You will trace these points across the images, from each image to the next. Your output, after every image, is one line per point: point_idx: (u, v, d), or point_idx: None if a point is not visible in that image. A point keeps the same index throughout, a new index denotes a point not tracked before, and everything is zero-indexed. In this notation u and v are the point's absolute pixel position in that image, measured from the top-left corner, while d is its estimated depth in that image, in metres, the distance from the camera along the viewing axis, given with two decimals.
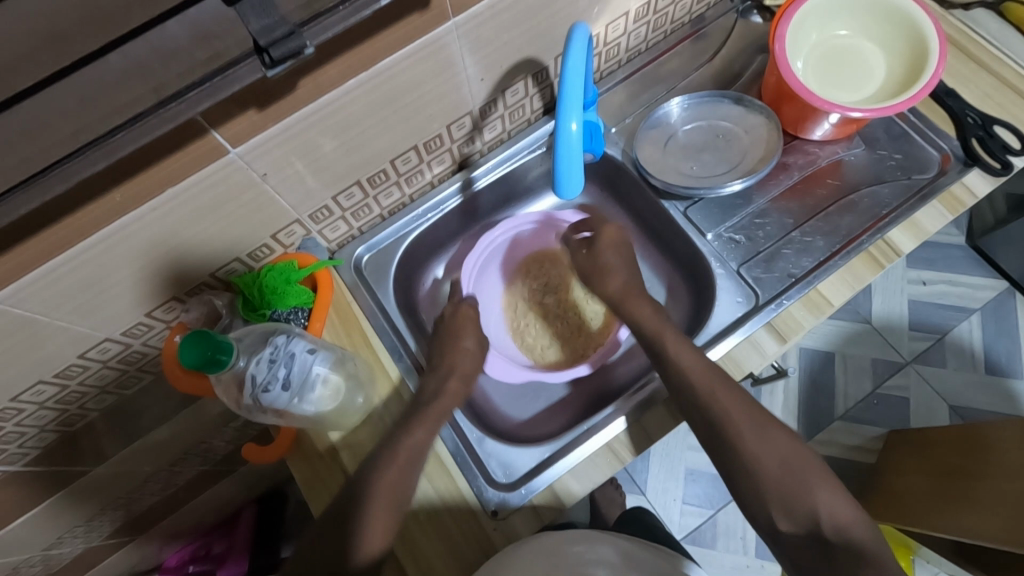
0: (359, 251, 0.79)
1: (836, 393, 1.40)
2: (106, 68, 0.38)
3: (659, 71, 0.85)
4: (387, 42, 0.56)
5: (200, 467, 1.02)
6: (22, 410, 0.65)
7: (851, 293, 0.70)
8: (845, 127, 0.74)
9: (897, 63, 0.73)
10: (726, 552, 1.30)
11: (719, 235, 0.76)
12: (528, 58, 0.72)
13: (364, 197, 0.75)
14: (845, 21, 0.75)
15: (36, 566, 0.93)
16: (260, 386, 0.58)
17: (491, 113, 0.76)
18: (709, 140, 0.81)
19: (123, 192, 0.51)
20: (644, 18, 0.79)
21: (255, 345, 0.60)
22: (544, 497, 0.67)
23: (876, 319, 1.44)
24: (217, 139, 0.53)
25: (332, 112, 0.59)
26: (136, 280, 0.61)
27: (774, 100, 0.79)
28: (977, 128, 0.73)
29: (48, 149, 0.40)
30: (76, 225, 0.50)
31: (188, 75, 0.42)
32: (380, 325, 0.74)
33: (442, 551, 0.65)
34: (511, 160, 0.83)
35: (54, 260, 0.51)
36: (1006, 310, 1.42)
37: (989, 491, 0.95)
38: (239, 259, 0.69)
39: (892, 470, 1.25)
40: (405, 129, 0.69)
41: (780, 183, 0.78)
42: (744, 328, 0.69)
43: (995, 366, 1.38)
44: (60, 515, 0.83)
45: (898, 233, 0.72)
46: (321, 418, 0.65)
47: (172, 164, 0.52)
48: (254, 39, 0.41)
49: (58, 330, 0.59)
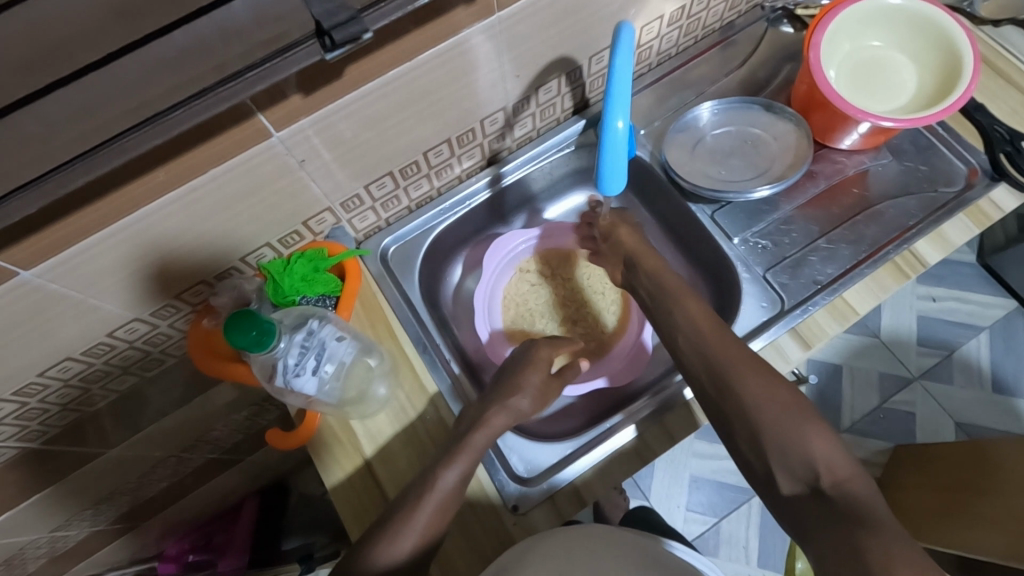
0: (384, 243, 0.80)
1: (843, 405, 1.40)
2: (169, 46, 0.38)
3: (688, 76, 0.86)
4: (431, 33, 0.57)
5: (210, 455, 1.02)
6: (45, 387, 0.65)
7: (876, 302, 0.71)
8: (873, 137, 0.75)
9: (929, 76, 0.73)
10: (728, 561, 1.29)
11: (745, 240, 0.76)
12: (563, 57, 0.72)
13: (394, 188, 0.75)
14: (880, 33, 0.76)
15: (42, 547, 0.92)
16: (292, 371, 0.59)
17: (523, 111, 0.77)
18: (738, 146, 0.81)
19: (166, 172, 0.51)
20: (677, 22, 0.80)
21: (294, 326, 0.61)
22: (565, 495, 0.67)
23: (885, 333, 1.44)
24: (262, 122, 0.53)
25: (372, 101, 0.60)
26: (169, 261, 0.61)
27: (804, 108, 0.79)
28: (1005, 143, 0.73)
29: (108, 124, 0.40)
30: (119, 202, 0.51)
31: (248, 57, 0.42)
32: (405, 316, 0.75)
33: (461, 543, 0.65)
34: (539, 158, 0.84)
35: (94, 236, 0.52)
36: (1016, 329, 1.42)
37: (990, 506, 0.96)
38: (269, 245, 0.69)
39: (897, 487, 1.25)
40: (439, 121, 0.69)
41: (806, 191, 0.78)
42: (767, 333, 0.70)
43: (1002, 385, 1.39)
44: (72, 496, 0.83)
45: (923, 244, 0.72)
46: (345, 406, 0.65)
47: (217, 146, 0.52)
48: (318, 22, 0.43)
49: (90, 308, 0.59)
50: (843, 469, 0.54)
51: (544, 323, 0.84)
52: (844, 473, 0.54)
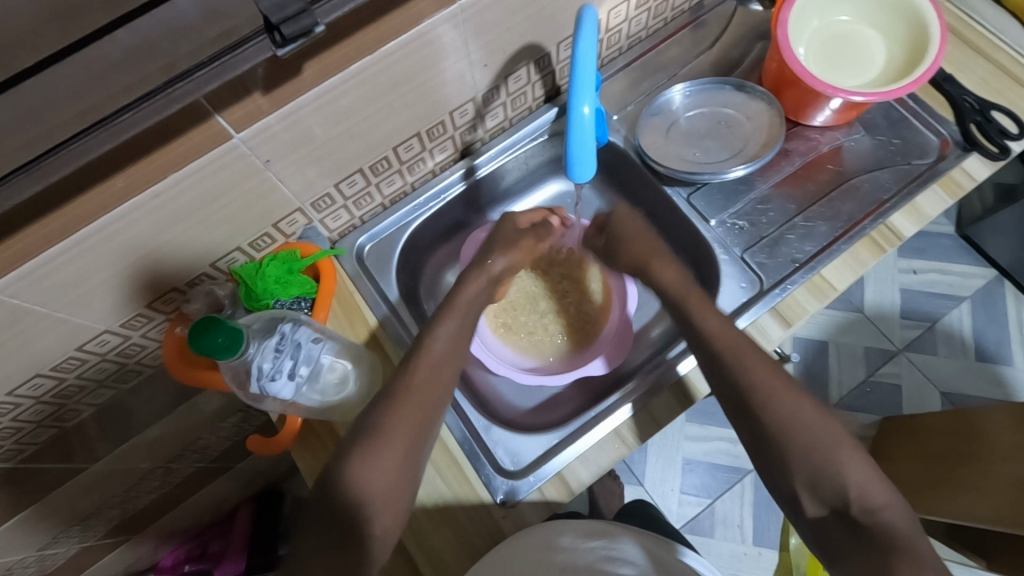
0: (360, 241, 0.78)
1: (830, 380, 1.41)
2: (109, 47, 0.37)
3: (659, 59, 0.85)
4: (391, 25, 0.56)
5: (198, 463, 1.00)
6: (18, 404, 0.64)
7: (854, 277, 0.71)
8: (846, 112, 0.75)
9: (897, 48, 0.73)
10: (723, 540, 1.31)
11: (723, 221, 0.76)
12: (531, 43, 0.71)
13: (366, 185, 0.74)
14: (848, 7, 0.76)
15: (30, 567, 0.91)
16: (266, 375, 0.58)
17: (493, 100, 0.76)
18: (712, 127, 0.81)
19: (125, 179, 0.50)
20: (645, 5, 0.79)
21: (263, 330, 0.59)
22: (553, 485, 0.67)
23: (868, 307, 1.45)
24: (221, 123, 0.52)
25: (336, 98, 0.59)
26: (134, 271, 0.59)
27: (775, 85, 0.79)
28: (976, 113, 0.73)
29: (56, 129, 0.39)
30: (78, 211, 0.49)
31: (197, 55, 0.41)
32: (384, 314, 0.74)
33: (452, 538, 0.65)
34: (513, 148, 0.83)
35: (54, 248, 0.50)
36: (995, 297, 1.44)
37: (979, 473, 0.97)
38: (240, 249, 0.68)
39: (885, 456, 1.26)
40: (408, 114, 0.68)
41: (781, 169, 0.78)
42: (747, 315, 0.70)
43: (984, 352, 1.41)
44: (56, 514, 0.81)
45: (898, 218, 0.72)
46: (326, 409, 0.64)
47: (176, 149, 0.51)
48: (266, 17, 0.42)
49: (56, 323, 0.57)
50: (875, 491, 0.55)
51: (528, 316, 0.84)
52: (834, 463, 0.56)
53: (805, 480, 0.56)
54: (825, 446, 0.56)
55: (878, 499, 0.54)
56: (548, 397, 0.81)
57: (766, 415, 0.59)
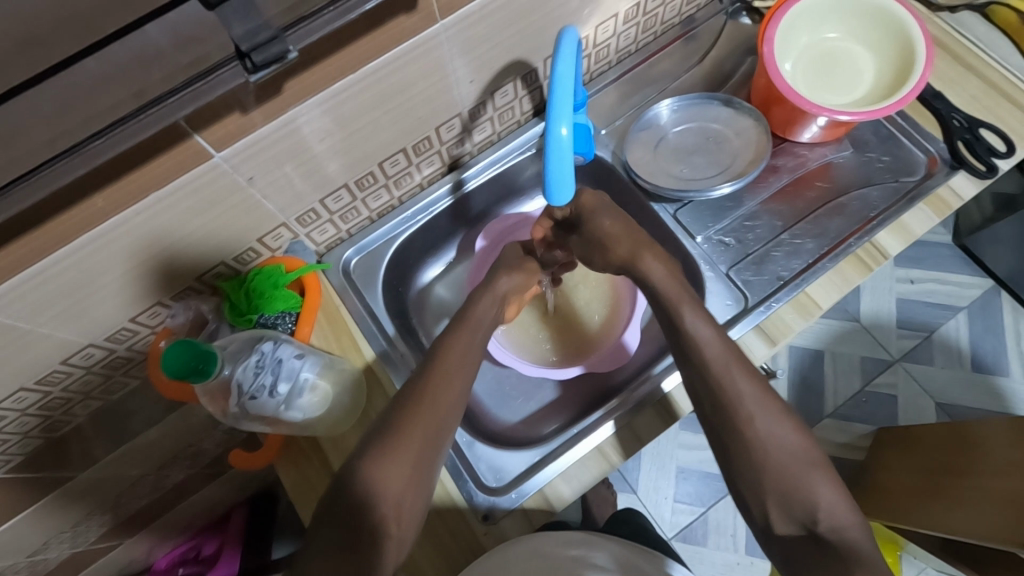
0: (347, 254, 0.79)
1: (824, 390, 1.41)
2: (78, 77, 0.37)
3: (648, 73, 0.85)
4: (373, 45, 0.56)
5: (188, 472, 0.99)
6: (2, 418, 0.63)
7: (839, 296, 0.71)
8: (833, 129, 0.75)
9: (885, 67, 0.73)
10: (716, 549, 1.30)
11: (709, 237, 0.76)
12: (517, 59, 0.71)
13: (352, 200, 0.74)
14: (836, 25, 0.75)
15: (20, 573, 0.89)
16: (248, 393, 0.59)
17: (480, 115, 0.76)
18: (700, 142, 0.81)
19: (103, 199, 0.50)
20: (633, 20, 0.79)
21: (240, 352, 0.61)
22: (536, 502, 0.67)
23: (864, 317, 1.45)
24: (201, 143, 0.52)
25: (319, 116, 0.59)
26: (120, 285, 0.59)
27: (763, 102, 0.79)
28: (964, 131, 0.73)
29: (25, 156, 0.39)
30: (56, 231, 0.49)
31: (167, 81, 0.42)
32: (368, 328, 0.74)
33: (431, 555, 0.65)
34: (501, 161, 0.83)
35: (35, 267, 0.50)
36: (992, 309, 1.43)
37: (973, 488, 0.96)
38: (226, 263, 0.68)
39: (878, 468, 1.26)
40: (396, 129, 0.68)
41: (769, 185, 0.78)
42: (732, 331, 0.69)
43: (980, 364, 1.40)
44: (43, 522, 0.80)
45: (886, 235, 0.72)
46: (309, 426, 0.65)
47: (155, 168, 0.51)
48: (237, 45, 0.43)
49: (38, 338, 0.57)
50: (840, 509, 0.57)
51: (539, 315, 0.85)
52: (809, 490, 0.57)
53: (776, 501, 0.57)
54: (793, 475, 0.57)
55: (829, 510, 0.56)
56: (536, 410, 0.81)
57: (749, 432, 0.58)
